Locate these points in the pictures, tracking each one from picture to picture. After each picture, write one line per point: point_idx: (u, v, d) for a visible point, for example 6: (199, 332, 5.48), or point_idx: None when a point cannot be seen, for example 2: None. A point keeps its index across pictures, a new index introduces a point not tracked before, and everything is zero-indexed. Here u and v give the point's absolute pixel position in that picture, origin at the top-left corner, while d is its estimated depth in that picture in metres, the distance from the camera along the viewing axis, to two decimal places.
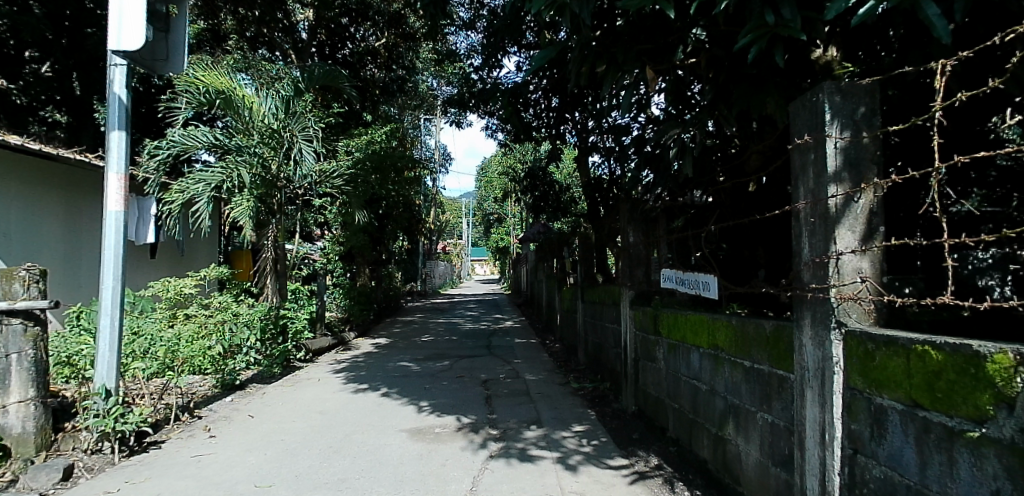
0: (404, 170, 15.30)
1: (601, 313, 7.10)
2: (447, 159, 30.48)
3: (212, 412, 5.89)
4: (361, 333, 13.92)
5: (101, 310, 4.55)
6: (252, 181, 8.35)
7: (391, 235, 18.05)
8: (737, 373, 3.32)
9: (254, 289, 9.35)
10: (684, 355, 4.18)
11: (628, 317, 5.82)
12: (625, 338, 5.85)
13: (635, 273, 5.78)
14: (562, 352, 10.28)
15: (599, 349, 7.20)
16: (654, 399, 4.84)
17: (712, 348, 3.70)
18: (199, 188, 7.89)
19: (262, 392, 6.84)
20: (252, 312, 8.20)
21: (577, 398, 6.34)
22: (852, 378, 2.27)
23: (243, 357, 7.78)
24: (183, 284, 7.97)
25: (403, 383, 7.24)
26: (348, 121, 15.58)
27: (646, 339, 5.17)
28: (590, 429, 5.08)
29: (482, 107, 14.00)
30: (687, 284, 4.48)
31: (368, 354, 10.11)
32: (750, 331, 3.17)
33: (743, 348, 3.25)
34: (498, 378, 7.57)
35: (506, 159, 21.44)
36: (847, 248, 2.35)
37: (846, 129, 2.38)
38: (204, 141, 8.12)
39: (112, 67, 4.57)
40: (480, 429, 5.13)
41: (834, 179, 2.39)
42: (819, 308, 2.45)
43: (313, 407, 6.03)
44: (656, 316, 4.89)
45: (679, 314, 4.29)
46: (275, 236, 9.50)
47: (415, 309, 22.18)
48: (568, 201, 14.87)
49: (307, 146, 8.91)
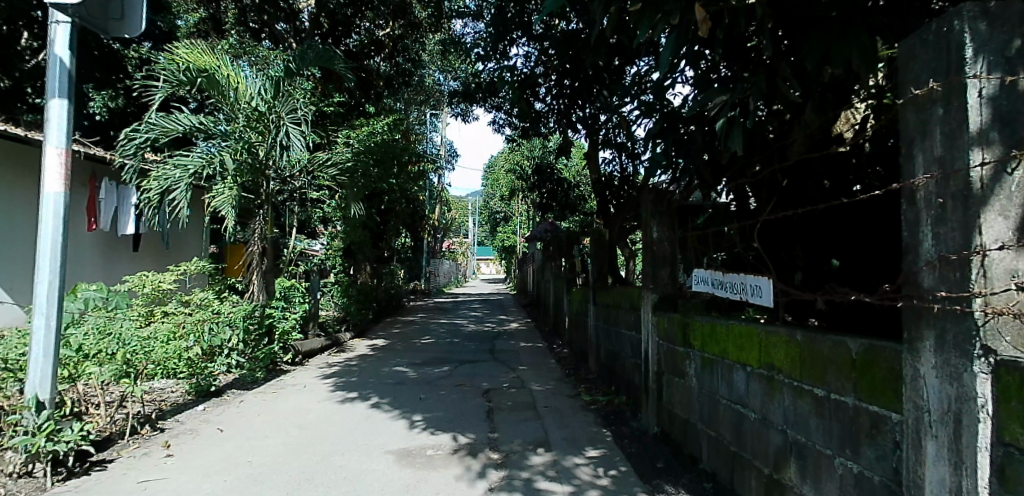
0: (407, 164, 14.66)
1: (616, 318, 6.38)
2: (453, 156, 29.79)
3: (178, 423, 5.23)
4: (359, 333, 13.27)
5: (34, 309, 3.89)
6: (236, 168, 7.67)
7: (394, 231, 17.43)
8: (805, 403, 2.61)
9: (239, 286, 8.69)
10: (723, 373, 3.49)
11: (649, 323, 5.11)
12: (646, 349, 5.14)
13: (659, 275, 5.03)
14: (570, 359, 9.58)
15: (613, 359, 6.48)
16: (682, 422, 4.14)
17: (764, 368, 2.99)
18: (177, 175, 7.25)
19: (240, 399, 6.19)
20: (236, 310, 7.58)
21: (590, 413, 5.62)
22: (1011, 430, 1.49)
23: (224, 359, 7.18)
24: (161, 278, 7.35)
25: (396, 392, 6.56)
26: (350, 114, 14.96)
27: (671, 350, 4.46)
28: (606, 455, 4.36)
29: (490, 99, 13.29)
30: (726, 288, 3.73)
31: (363, 357, 9.43)
32: (824, 350, 2.47)
33: (813, 370, 2.56)
34: (501, 388, 6.87)
35: (513, 156, 20.83)
36: (996, 242, 1.62)
37: (999, 70, 1.64)
38: (186, 124, 7.50)
39: (54, 24, 3.94)
40: (478, 452, 4.42)
41: (978, 141, 1.67)
42: (954, 326, 1.71)
43: (291, 420, 5.35)
44: (684, 325, 4.19)
45: (717, 324, 3.60)
46: (263, 230, 8.85)
47: (417, 308, 21.52)
48: (578, 198, 14.17)
49: (296, 129, 8.08)
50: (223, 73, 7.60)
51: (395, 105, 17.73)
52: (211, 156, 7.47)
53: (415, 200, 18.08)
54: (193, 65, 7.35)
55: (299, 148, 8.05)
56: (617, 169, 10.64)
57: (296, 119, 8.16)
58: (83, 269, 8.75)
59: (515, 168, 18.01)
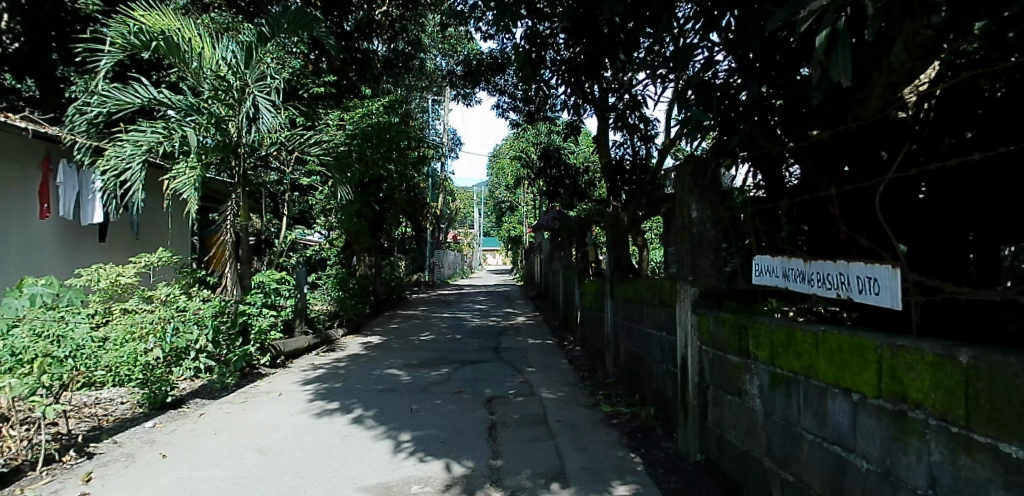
0: (404, 148, 13.62)
1: (641, 315, 5.41)
2: (456, 144, 28.55)
3: (114, 446, 4.33)
4: (353, 329, 12.30)
5: None
6: (200, 144, 6.72)
7: (393, 221, 16.40)
8: (975, 466, 1.65)
9: (211, 280, 7.73)
10: (812, 400, 2.53)
11: (683, 323, 4.14)
12: (682, 355, 4.16)
13: (699, 263, 3.98)
14: (583, 358, 8.63)
15: (637, 362, 5.55)
16: (739, 455, 3.21)
17: (891, 400, 2.03)
18: (128, 151, 6.37)
19: (200, 412, 5.29)
20: (205, 307, 6.67)
21: (614, 431, 4.68)
22: None
23: (190, 363, 6.30)
24: (120, 271, 6.55)
25: (384, 402, 5.64)
26: (343, 95, 13.86)
27: (721, 359, 3.51)
28: (639, 492, 3.43)
29: (494, 78, 12.18)
30: (811, 279, 2.70)
31: (353, 357, 8.54)
32: (1023, 381, 1.44)
33: (999, 411, 1.55)
34: (506, 396, 5.93)
35: (518, 142, 19.67)
36: None
37: None
38: (145, 97, 6.66)
39: None
40: (477, 489, 3.50)
41: None
42: None
43: (253, 441, 4.45)
44: (741, 330, 3.24)
45: (797, 331, 2.64)
46: (236, 215, 7.89)
47: (418, 301, 20.49)
48: (589, 184, 13.09)
49: (263, 98, 7.06)
50: (183, 37, 6.72)
51: (393, 88, 16.67)
52: (171, 131, 6.58)
53: (416, 189, 17.08)
54: (148, 27, 6.51)
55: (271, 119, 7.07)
56: (629, 152, 9.70)
57: (265, 88, 7.20)
58: (40, 262, 7.88)
59: (521, 155, 16.95)
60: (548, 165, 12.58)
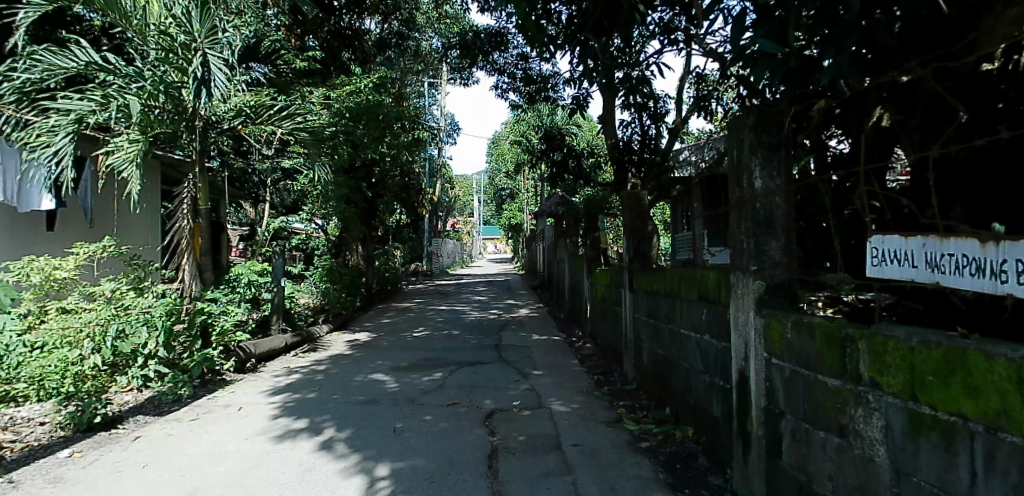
0: (394, 129, 12.49)
1: (673, 312, 4.46)
2: (453, 129, 27.32)
3: (7, 488, 3.37)
4: (341, 325, 11.29)
5: None
6: (144, 115, 5.75)
7: (386, 209, 15.30)
8: None
9: (167, 273, 6.72)
10: (1006, 469, 1.49)
11: (740, 326, 3.17)
12: (742, 371, 3.16)
13: (767, 249, 2.98)
14: (597, 358, 7.67)
15: (667, 367, 4.63)
16: None
17: None
18: (58, 122, 5.39)
19: (135, 436, 4.34)
20: (157, 305, 5.66)
21: (646, 461, 3.73)
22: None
23: (137, 370, 5.36)
24: (57, 263, 5.45)
25: (363, 419, 4.69)
26: (328, 69, 12.68)
27: (811, 381, 2.51)
28: None
29: (489, 51, 10.99)
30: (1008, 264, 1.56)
31: (335, 359, 7.55)
32: None
33: None
34: (510, 410, 4.98)
35: (519, 125, 18.45)
36: None
37: None
38: (82, 61, 5.64)
39: None
40: None
41: None
42: None
43: (186, 478, 3.49)
44: (845, 342, 2.26)
45: (968, 353, 1.59)
46: (195, 198, 6.93)
47: (414, 294, 19.35)
48: (596, 165, 11.99)
49: (217, 58, 6.04)
50: None
51: (383, 66, 15.42)
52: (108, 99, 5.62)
53: (411, 175, 15.90)
54: None
55: (225, 82, 6.03)
56: (637, 132, 8.63)
57: (216, 45, 6.13)
58: None
59: (521, 139, 15.78)
60: (551, 148, 11.47)
